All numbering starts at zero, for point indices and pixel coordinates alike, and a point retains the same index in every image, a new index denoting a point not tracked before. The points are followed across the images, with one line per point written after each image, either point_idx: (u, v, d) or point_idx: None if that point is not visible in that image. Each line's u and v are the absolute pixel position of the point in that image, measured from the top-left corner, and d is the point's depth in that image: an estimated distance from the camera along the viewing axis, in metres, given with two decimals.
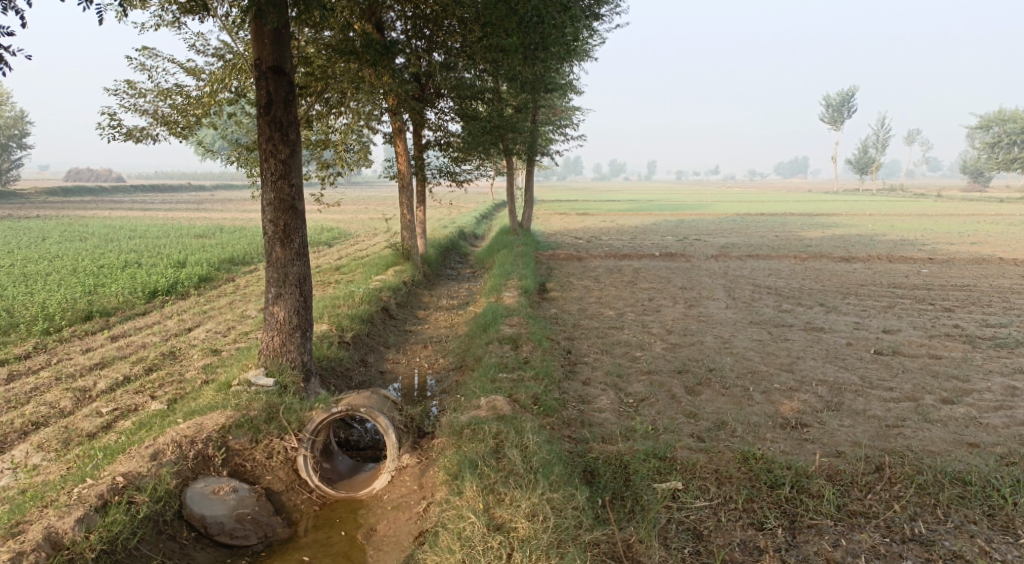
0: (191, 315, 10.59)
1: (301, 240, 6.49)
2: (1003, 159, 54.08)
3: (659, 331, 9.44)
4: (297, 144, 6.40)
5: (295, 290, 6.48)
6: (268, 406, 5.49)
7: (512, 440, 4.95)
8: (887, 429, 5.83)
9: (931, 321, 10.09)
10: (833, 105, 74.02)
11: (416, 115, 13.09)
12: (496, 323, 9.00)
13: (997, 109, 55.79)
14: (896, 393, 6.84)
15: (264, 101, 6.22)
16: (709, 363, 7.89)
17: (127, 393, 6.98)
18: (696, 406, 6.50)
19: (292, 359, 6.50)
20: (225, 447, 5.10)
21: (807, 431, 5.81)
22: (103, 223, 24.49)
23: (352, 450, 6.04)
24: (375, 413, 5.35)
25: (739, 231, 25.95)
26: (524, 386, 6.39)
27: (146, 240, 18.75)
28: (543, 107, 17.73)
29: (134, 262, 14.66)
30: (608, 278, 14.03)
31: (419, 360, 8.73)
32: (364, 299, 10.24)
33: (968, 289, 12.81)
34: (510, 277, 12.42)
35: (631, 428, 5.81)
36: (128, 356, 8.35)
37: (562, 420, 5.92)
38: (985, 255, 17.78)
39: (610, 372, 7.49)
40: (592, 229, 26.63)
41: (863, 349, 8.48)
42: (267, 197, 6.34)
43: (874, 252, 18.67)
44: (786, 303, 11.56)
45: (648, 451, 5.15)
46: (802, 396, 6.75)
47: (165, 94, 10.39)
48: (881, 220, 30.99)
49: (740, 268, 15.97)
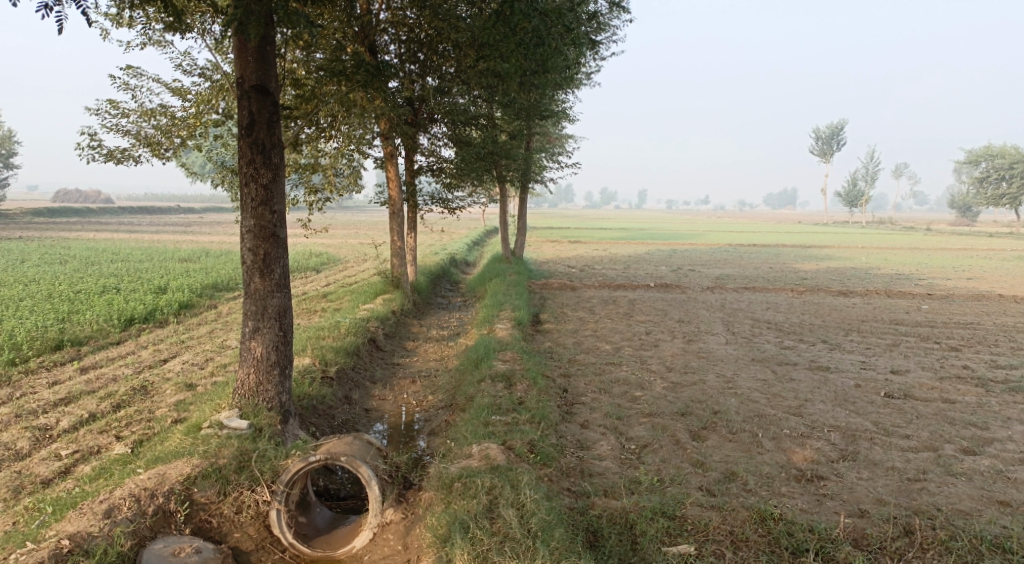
0: (167, 345, 10.08)
1: (281, 270, 6.06)
2: (992, 194, 54.48)
3: (658, 368, 9.02)
4: (280, 169, 6.01)
5: (274, 323, 6.03)
6: (239, 453, 5.01)
7: (508, 497, 4.50)
8: (910, 484, 5.43)
9: (939, 361, 9.74)
10: (822, 138, 74.77)
11: (408, 140, 12.75)
12: (489, 358, 8.55)
13: (984, 145, 56.44)
14: (913, 441, 6.44)
15: (246, 122, 5.85)
16: (713, 404, 7.48)
17: (90, 433, 6.47)
18: (702, 453, 6.07)
19: (268, 399, 6.02)
20: (190, 501, 4.64)
21: (824, 485, 5.40)
22: (85, 245, 23.91)
23: (332, 501, 5.54)
24: (356, 463, 4.88)
25: (733, 262, 25.70)
26: (519, 431, 5.95)
27: (128, 264, 18.22)
28: (537, 134, 17.53)
29: (113, 287, 14.13)
30: (604, 310, 13.64)
31: (406, 397, 8.25)
32: (350, 330, 9.78)
33: (972, 327, 12.49)
34: (503, 308, 12.01)
35: (635, 479, 5.36)
36: (96, 390, 7.83)
37: (560, 470, 5.47)
38: (983, 291, 17.56)
39: (609, 414, 7.06)
40: (585, 257, 26.34)
41: (873, 392, 8.09)
42: (246, 224, 5.93)
43: (871, 286, 18.40)
44: (787, 339, 11.19)
45: (655, 508, 4.73)
46: (815, 443, 6.34)
47: (150, 115, 10.02)
48: (874, 253, 30.87)
49: (737, 301, 15.61)
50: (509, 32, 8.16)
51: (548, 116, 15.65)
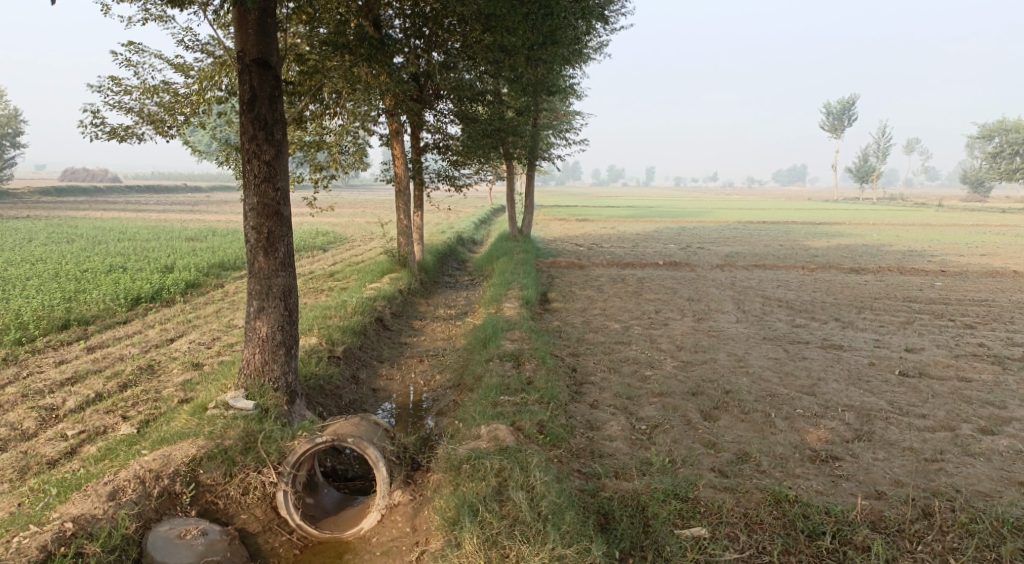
0: (174, 324, 10.04)
1: (286, 249, 5.95)
2: (1005, 170, 53.65)
3: (668, 347, 8.90)
4: (283, 145, 5.88)
5: (279, 303, 5.93)
6: (244, 434, 4.95)
7: (517, 479, 4.42)
8: (927, 465, 5.32)
9: (954, 339, 9.58)
10: (833, 113, 73.71)
11: (414, 116, 12.57)
12: (497, 337, 8.45)
13: (999, 119, 55.46)
14: (930, 421, 6.31)
15: (248, 98, 5.69)
16: (725, 384, 7.36)
17: (96, 413, 6.43)
18: (714, 434, 5.97)
19: (274, 379, 5.94)
20: (195, 483, 4.59)
21: (839, 466, 5.30)
22: (92, 224, 23.92)
23: (339, 481, 5.49)
24: (363, 444, 4.81)
25: (742, 240, 25.44)
26: (528, 411, 5.85)
27: (135, 243, 18.18)
28: (543, 109, 17.28)
29: (120, 266, 14.09)
30: (612, 289, 13.50)
31: (414, 376, 8.18)
32: (357, 309, 9.69)
33: (987, 304, 12.29)
34: (511, 287, 11.90)
35: (647, 460, 5.28)
36: (102, 370, 7.80)
37: (570, 451, 5.39)
38: (997, 268, 17.32)
39: (619, 394, 6.96)
40: (593, 235, 26.15)
41: (888, 371, 7.96)
42: (249, 201, 5.81)
43: (883, 263, 18.17)
44: (798, 317, 11.04)
45: (668, 490, 4.64)
46: (829, 423, 6.23)
47: (153, 92, 9.86)
48: (885, 230, 30.48)
49: (747, 279, 15.42)
50: (517, 3, 8.27)
51: (555, 91, 15.39)
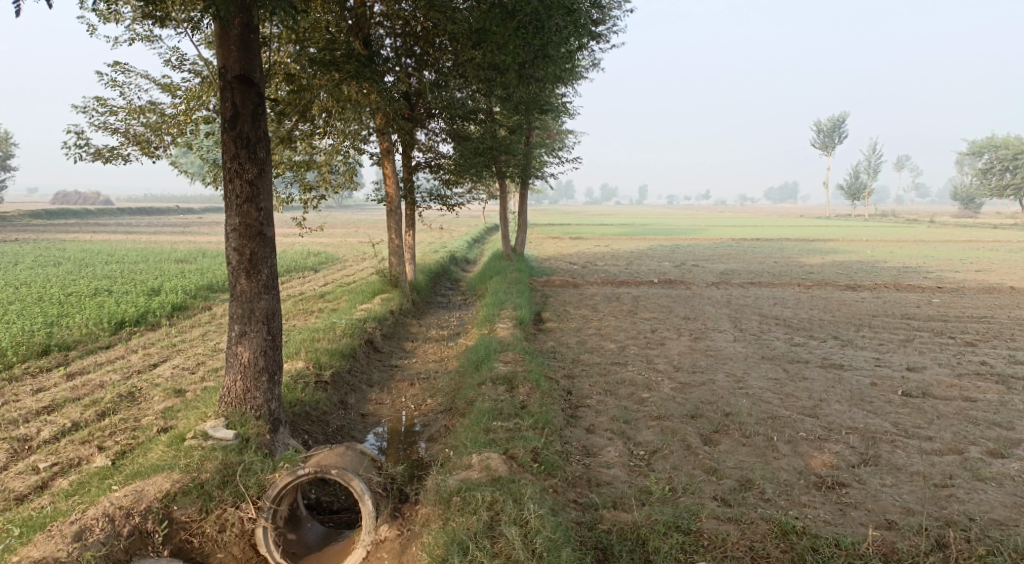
0: (158, 348, 9.78)
1: (269, 271, 5.74)
2: (996, 186, 53.97)
3: (665, 368, 8.69)
4: (266, 163, 5.69)
5: (262, 327, 5.70)
6: (222, 467, 4.71)
7: (510, 513, 4.19)
8: (937, 490, 5.11)
9: (956, 357, 9.41)
10: (824, 131, 74.25)
11: (405, 135, 12.42)
12: (490, 359, 8.22)
13: (988, 137, 55.88)
14: (937, 443, 6.11)
15: (230, 115, 5.52)
16: (724, 406, 7.15)
17: (71, 444, 6.16)
18: (715, 459, 5.75)
19: (257, 406, 5.69)
20: (169, 520, 4.33)
21: (846, 493, 5.09)
22: (80, 246, 23.65)
23: (324, 514, 5.23)
24: (348, 476, 4.58)
25: (737, 257, 25.34)
26: (521, 438, 5.63)
27: (124, 266, 17.92)
28: (536, 128, 17.21)
29: (105, 289, 13.82)
30: (607, 308, 13.31)
31: (405, 400, 7.94)
32: (346, 332, 9.46)
33: (987, 321, 12.13)
34: (504, 307, 11.69)
35: (646, 489, 5.05)
36: (81, 397, 7.53)
37: (565, 480, 5.16)
38: (994, 284, 17.20)
39: (616, 417, 6.73)
40: (587, 253, 26.03)
41: (891, 391, 7.76)
42: (231, 222, 5.62)
43: (880, 279, 18.03)
44: (797, 336, 10.86)
45: (669, 522, 4.41)
46: (833, 447, 6.02)
47: (139, 112, 9.69)
48: (879, 246, 30.43)
49: (743, 297, 15.26)
50: (507, 16, 8.11)
51: (548, 110, 15.26)
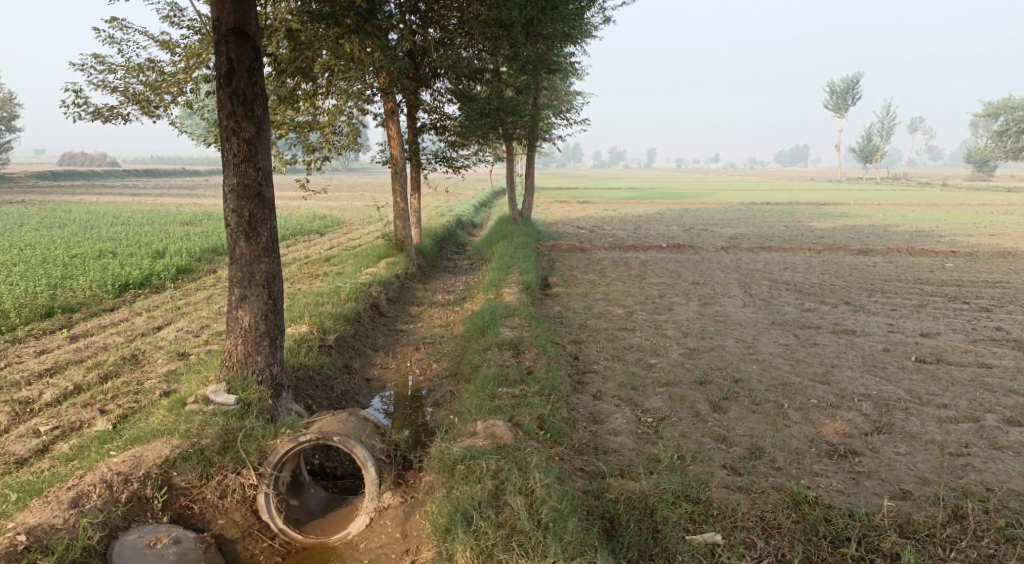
0: (162, 312, 9.70)
1: (269, 233, 5.58)
2: (1012, 148, 52.82)
3: (674, 333, 8.55)
4: (264, 121, 5.49)
5: (263, 291, 5.56)
6: (222, 433, 4.64)
7: (516, 482, 4.10)
8: (953, 459, 4.99)
9: (970, 323, 9.22)
10: (837, 92, 72.70)
11: (409, 96, 12.11)
12: (495, 325, 8.09)
13: (1005, 97, 54.55)
14: (952, 411, 5.97)
15: (225, 71, 5.29)
16: (734, 372, 7.02)
17: (73, 408, 6.11)
18: (724, 427, 5.64)
19: (258, 372, 5.57)
20: (168, 486, 4.28)
21: (858, 461, 4.98)
22: (86, 209, 23.52)
23: (327, 480, 5.17)
24: (350, 442, 4.50)
25: (747, 221, 25.02)
26: (527, 405, 5.52)
27: (129, 228, 17.78)
28: (543, 88, 16.81)
29: (109, 251, 13.71)
30: (615, 272, 13.13)
31: (410, 365, 7.85)
32: (351, 295, 9.34)
33: (1002, 286, 11.90)
34: (511, 271, 11.53)
35: (654, 457, 4.96)
36: (83, 360, 7.47)
37: (572, 447, 5.07)
38: (1009, 248, 16.88)
39: (624, 384, 6.62)
40: (594, 217, 25.75)
41: (904, 357, 7.60)
42: (229, 182, 5.44)
43: (892, 244, 17.74)
44: (808, 301, 10.68)
45: (677, 491, 4.32)
46: (845, 414, 5.90)
47: (138, 70, 9.43)
48: (891, 210, 29.95)
49: (753, 261, 15.02)
50: None
51: (556, 70, 14.86)
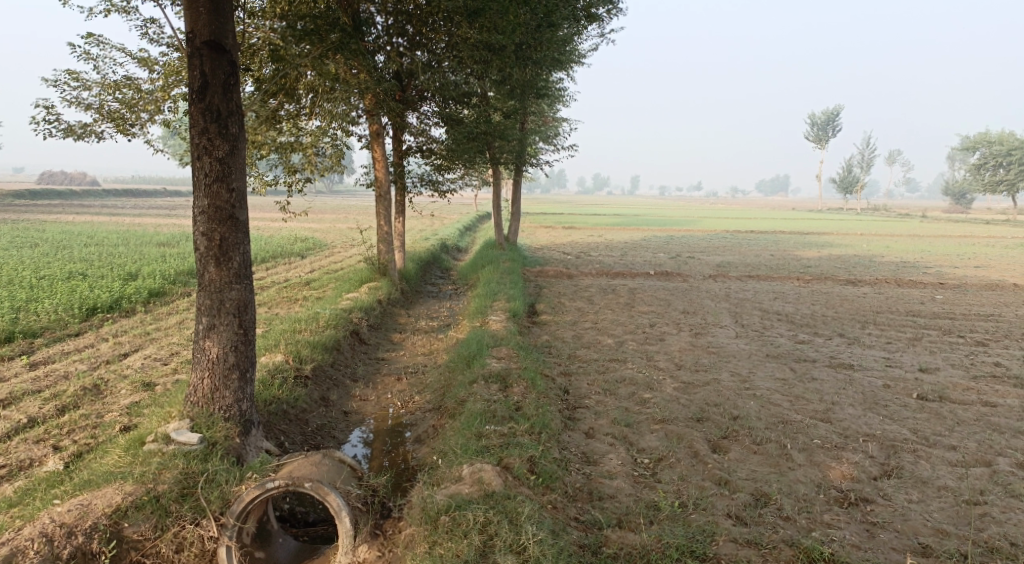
0: (131, 337, 9.22)
1: (242, 258, 5.20)
2: (989, 181, 53.63)
3: (667, 366, 8.22)
4: (239, 139, 5.15)
5: (233, 320, 5.16)
6: (182, 477, 4.21)
7: (506, 538, 3.74)
8: (971, 509, 4.69)
9: (968, 358, 9.00)
10: (818, 123, 73.81)
11: (396, 118, 11.85)
12: (482, 355, 7.71)
13: (982, 132, 55.61)
14: (962, 454, 5.68)
15: (198, 85, 4.96)
16: (731, 408, 6.70)
17: (24, 444, 5.62)
18: (726, 469, 5.29)
19: (225, 408, 5.14)
20: (118, 539, 3.84)
21: (870, 510, 4.67)
22: (61, 228, 22.96)
23: (298, 527, 4.74)
24: (324, 490, 4.11)
25: (733, 249, 24.92)
26: (516, 445, 5.15)
27: (102, 249, 17.21)
28: (531, 113, 16.66)
29: (79, 273, 13.18)
30: (603, 300, 12.83)
31: (391, 397, 7.45)
32: (330, 322, 8.93)
33: (994, 319, 11.74)
34: (497, 298, 11.19)
35: (653, 504, 4.60)
36: (41, 389, 6.98)
37: (565, 493, 4.70)
38: (996, 281, 16.86)
39: (617, 421, 6.27)
40: (580, 244, 25.53)
41: (905, 394, 7.33)
42: (199, 203, 5.08)
43: (880, 275, 17.64)
44: (801, 333, 10.43)
45: (682, 547, 4.04)
46: (851, 456, 5.59)
47: (114, 87, 9.07)
48: (875, 241, 30.06)
49: (742, 290, 14.80)
50: None
51: (544, 94, 14.75)
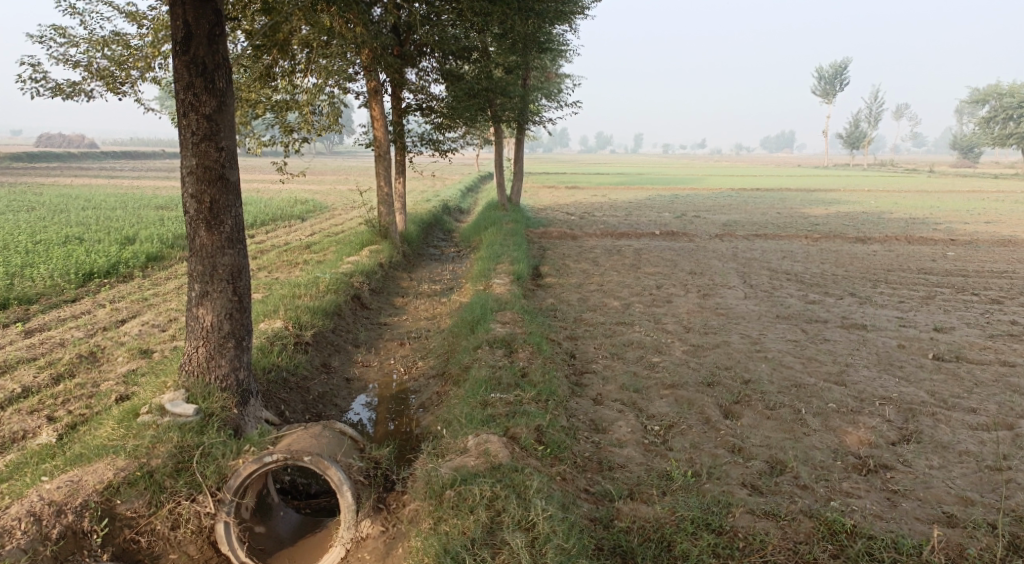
0: (128, 303, 9.02)
1: (234, 221, 4.96)
2: (999, 134, 52.60)
3: (675, 328, 8.02)
4: (227, 94, 4.85)
5: (227, 286, 4.93)
6: (176, 451, 4.05)
7: (515, 514, 3.59)
8: (995, 476, 4.54)
9: (984, 316, 8.79)
10: (825, 77, 72.27)
11: (394, 75, 11.44)
12: (486, 320, 7.50)
13: (993, 84, 54.33)
14: (982, 417, 5.51)
15: (181, 36, 4.64)
16: (742, 372, 6.52)
17: (17, 415, 5.46)
18: (739, 436, 5.12)
19: (222, 378, 4.95)
20: (110, 517, 3.71)
21: (890, 477, 4.52)
22: (57, 191, 22.64)
23: (300, 499, 4.61)
24: (324, 464, 3.93)
25: (738, 208, 24.54)
26: (523, 414, 4.98)
27: (99, 213, 16.91)
28: (534, 69, 16.19)
29: (75, 237, 12.93)
30: (608, 261, 12.59)
31: (394, 363, 7.29)
32: (331, 287, 8.72)
33: (1008, 276, 11.49)
34: (501, 260, 10.94)
35: (666, 474, 4.45)
36: (36, 358, 6.81)
37: (573, 463, 4.54)
38: (1007, 236, 16.55)
39: (626, 386, 6.09)
40: (584, 203, 25.14)
41: (921, 355, 7.14)
42: (187, 163, 4.81)
43: (889, 231, 17.31)
44: (812, 293, 10.21)
45: (697, 519, 3.90)
46: (868, 421, 5.41)
47: (102, 44, 8.68)
48: (882, 197, 29.64)
49: (749, 249, 14.53)
50: None
51: (546, 48, 14.29)
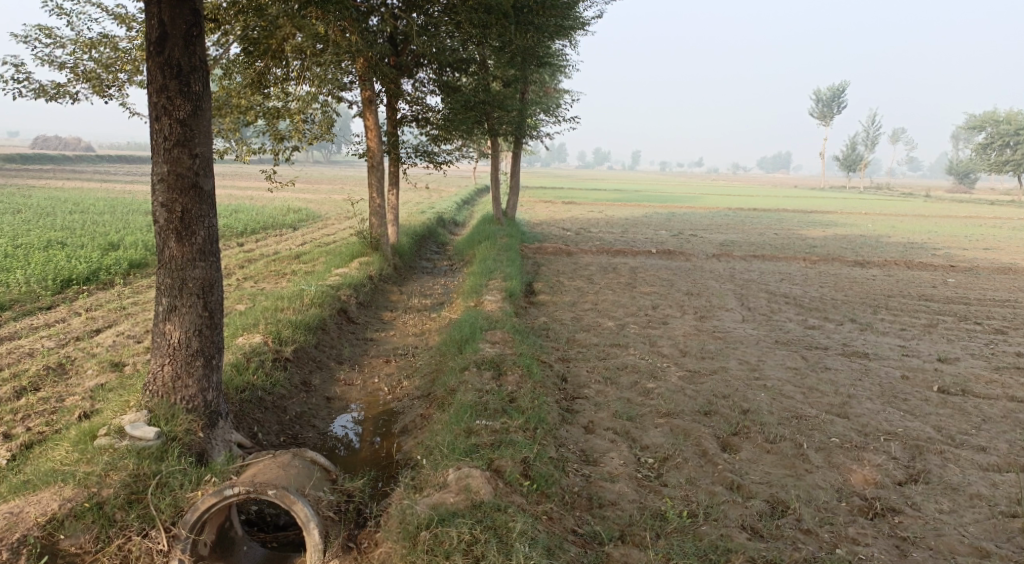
0: (106, 312, 8.69)
1: (206, 233, 4.66)
2: (995, 161, 52.73)
3: (671, 352, 7.74)
4: (204, 99, 4.58)
5: (197, 301, 4.63)
6: (130, 481, 3.81)
7: (495, 561, 3.30)
8: (1009, 523, 4.27)
9: (989, 347, 8.53)
10: (823, 100, 72.62)
11: (389, 85, 11.20)
12: (474, 339, 7.20)
13: (990, 112, 54.58)
14: (993, 456, 5.23)
15: (156, 36, 4.37)
16: (741, 401, 6.22)
17: None
18: (737, 472, 4.83)
19: (188, 399, 4.64)
20: (51, 554, 3.42)
21: (898, 523, 4.24)
22: (47, 194, 22.29)
23: (267, 532, 4.30)
24: (288, 498, 3.64)
25: (736, 228, 24.33)
26: (508, 444, 4.68)
27: (86, 217, 16.57)
28: (533, 83, 16.02)
29: (58, 242, 12.59)
30: (603, 279, 12.31)
31: (377, 381, 6.97)
32: (316, 300, 8.40)
33: (1010, 306, 11.26)
34: (494, 276, 10.66)
35: (660, 514, 4.17)
36: (1, 368, 6.48)
37: (561, 499, 4.25)
38: (1007, 264, 16.37)
39: (619, 414, 5.79)
40: (580, 219, 24.90)
41: (926, 387, 6.86)
42: (158, 170, 4.52)
43: (888, 256, 17.09)
44: (811, 318, 9.93)
45: None
46: (873, 458, 5.13)
47: (90, 46, 8.43)
48: (879, 221, 29.49)
49: (746, 271, 14.29)
50: None
51: (545, 63, 14.14)
